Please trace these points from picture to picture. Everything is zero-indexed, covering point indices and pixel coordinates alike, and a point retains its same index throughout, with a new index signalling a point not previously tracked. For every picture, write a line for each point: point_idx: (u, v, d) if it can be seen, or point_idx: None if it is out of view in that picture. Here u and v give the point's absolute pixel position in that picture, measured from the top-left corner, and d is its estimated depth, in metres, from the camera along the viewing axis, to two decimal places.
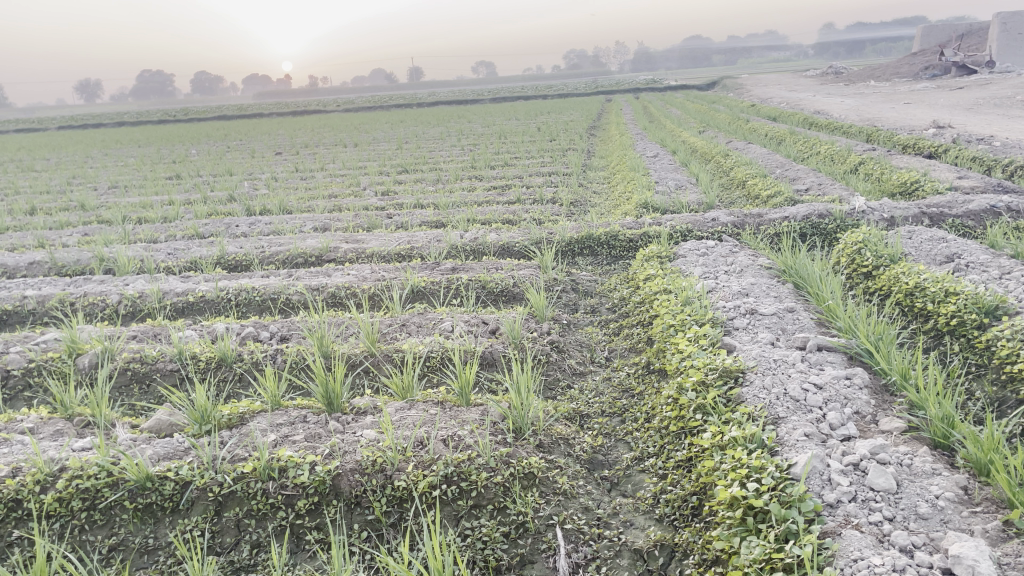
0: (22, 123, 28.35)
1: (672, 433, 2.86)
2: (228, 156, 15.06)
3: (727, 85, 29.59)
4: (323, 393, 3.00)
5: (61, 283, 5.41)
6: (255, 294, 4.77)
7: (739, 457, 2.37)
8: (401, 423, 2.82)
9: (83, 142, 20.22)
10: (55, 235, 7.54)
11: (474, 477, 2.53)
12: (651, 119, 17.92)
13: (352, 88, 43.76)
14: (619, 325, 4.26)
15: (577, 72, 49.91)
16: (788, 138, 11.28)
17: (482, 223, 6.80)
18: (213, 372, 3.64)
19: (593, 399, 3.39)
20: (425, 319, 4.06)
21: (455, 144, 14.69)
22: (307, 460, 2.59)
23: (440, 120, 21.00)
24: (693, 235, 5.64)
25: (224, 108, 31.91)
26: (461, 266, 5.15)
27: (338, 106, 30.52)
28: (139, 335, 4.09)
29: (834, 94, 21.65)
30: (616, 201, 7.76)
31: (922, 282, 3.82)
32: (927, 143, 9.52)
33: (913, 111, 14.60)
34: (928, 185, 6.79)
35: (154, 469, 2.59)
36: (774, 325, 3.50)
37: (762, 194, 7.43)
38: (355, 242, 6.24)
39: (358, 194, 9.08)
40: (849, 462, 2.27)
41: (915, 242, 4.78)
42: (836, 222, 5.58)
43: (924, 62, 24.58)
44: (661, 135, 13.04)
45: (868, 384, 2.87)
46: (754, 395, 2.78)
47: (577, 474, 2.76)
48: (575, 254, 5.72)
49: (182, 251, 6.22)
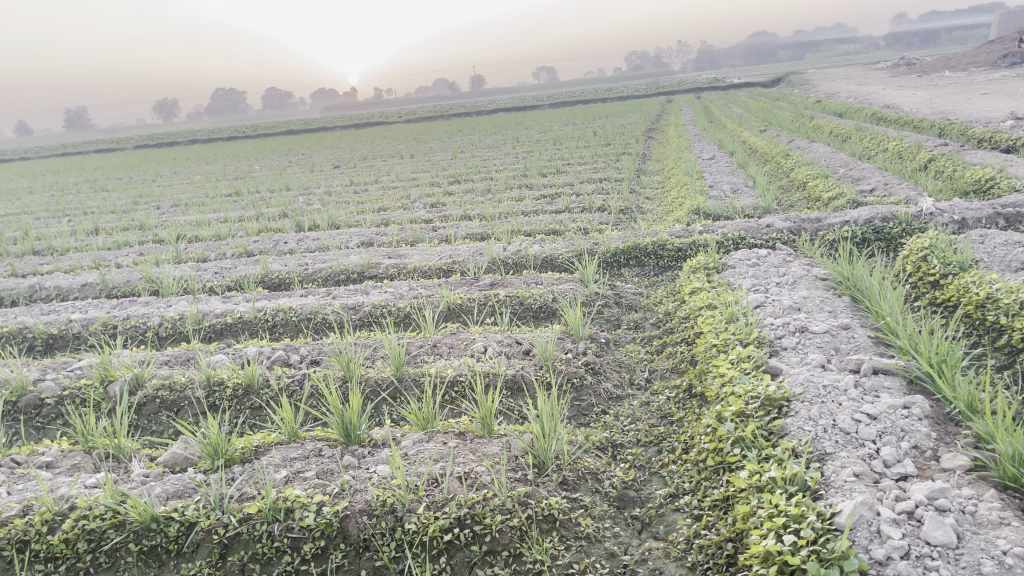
0: (101, 143, 29.42)
1: (709, 468, 2.62)
2: (288, 171, 15.22)
3: (792, 81, 28.74)
4: (340, 424, 2.87)
5: (107, 306, 5.43)
6: (291, 315, 4.68)
7: (777, 503, 2.13)
8: (416, 459, 2.67)
9: (154, 161, 20.82)
10: (111, 255, 7.67)
11: (489, 520, 2.36)
12: (711, 120, 17.43)
13: (413, 97, 44.10)
14: (663, 342, 4.02)
15: (639, 73, 49.33)
16: (854, 135, 10.77)
17: (527, 235, 6.62)
18: (240, 400, 3.55)
19: (629, 427, 3.18)
20: (457, 340, 3.91)
21: (510, 151, 14.51)
22: (315, 501, 2.44)
23: (499, 128, 20.91)
24: (746, 243, 5.35)
25: (288, 123, 32.72)
26: (500, 281, 4.99)
27: (400, 117, 30.77)
28: (171, 360, 4.04)
29: (906, 86, 20.72)
30: (668, 207, 7.51)
31: (995, 293, 3.48)
32: (1004, 136, 8.95)
33: (991, 101, 13.81)
34: (1004, 182, 6.34)
35: (160, 509, 2.49)
36: (827, 345, 3.22)
37: (822, 196, 7.07)
38: (397, 257, 6.13)
39: (407, 207, 9.01)
40: (903, 509, 2.00)
41: (987, 247, 4.40)
42: (901, 226, 5.22)
43: (1002, 50, 23.37)
44: (719, 136, 12.68)
45: (929, 414, 2.57)
46: (799, 428, 2.53)
47: (605, 515, 2.56)
48: (621, 265, 5.50)
49: (228, 270, 6.21)
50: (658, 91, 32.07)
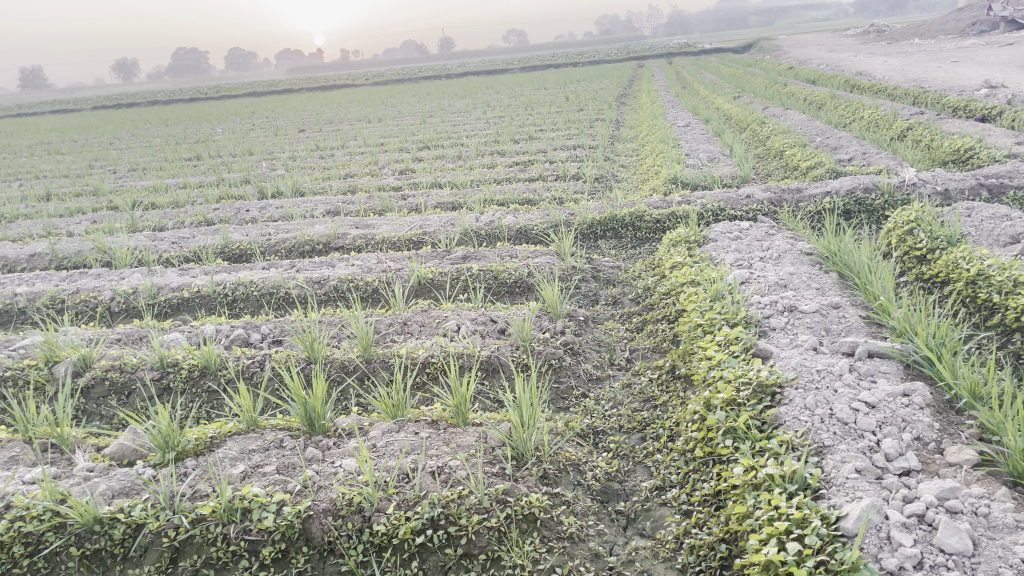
0: (56, 104, 28.39)
1: (698, 460, 2.47)
2: (251, 134, 14.77)
3: (764, 48, 28.58)
4: (303, 413, 2.67)
5: (56, 278, 5.12)
6: (252, 289, 4.43)
7: (777, 504, 1.98)
8: (385, 451, 2.48)
9: (112, 123, 20.14)
10: (62, 223, 7.31)
11: (464, 522, 2.19)
12: (684, 86, 17.22)
13: (382, 60, 43.24)
14: (643, 319, 3.86)
15: (610, 37, 48.82)
16: (829, 103, 10.62)
17: (500, 204, 6.41)
18: (195, 383, 3.33)
19: (610, 412, 3.01)
20: (428, 317, 3.71)
21: (481, 116, 14.20)
22: (274, 500, 2.24)
23: (469, 92, 20.51)
24: (726, 215, 5.20)
25: (252, 84, 31.86)
26: (472, 253, 4.78)
27: (367, 79, 30.11)
28: (122, 338, 3.79)
29: (876, 54, 20.65)
30: (644, 175, 7.34)
31: (986, 269, 3.36)
32: (979, 104, 8.89)
33: (963, 70, 13.79)
34: (984, 153, 6.26)
35: (104, 510, 2.27)
36: (817, 325, 3.08)
37: (801, 165, 6.94)
38: (364, 227, 5.89)
39: (375, 174, 8.72)
40: (912, 512, 1.85)
41: (974, 220, 4.29)
42: (884, 198, 5.10)
43: (970, 17, 23.35)
44: (693, 102, 12.49)
45: (931, 402, 2.42)
46: (794, 418, 2.37)
47: (588, 511, 2.40)
48: (597, 237, 5.32)
49: (186, 240, 5.91)
50: (630, 56, 31.72)
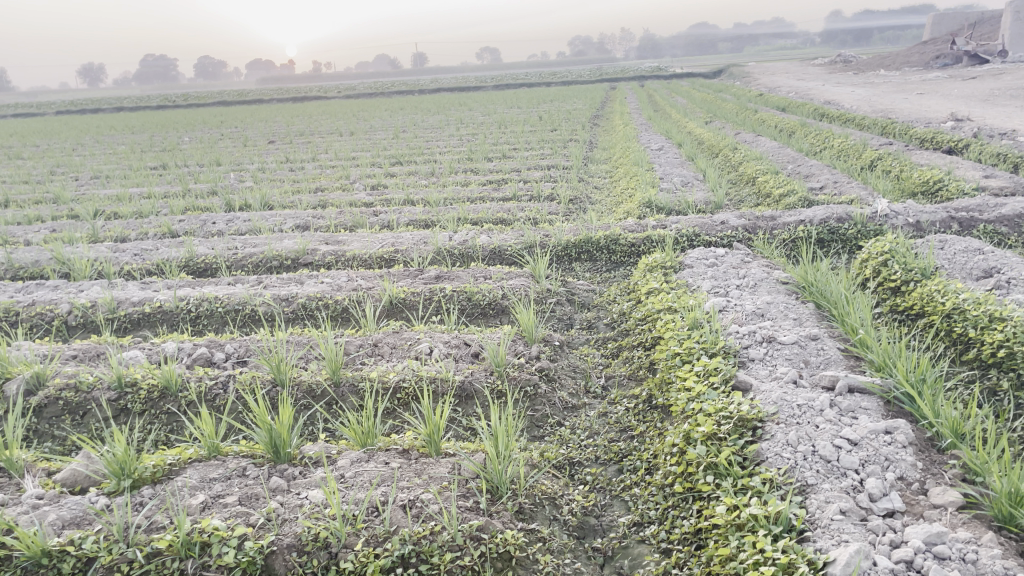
0: (20, 106, 27.77)
1: (678, 495, 2.40)
2: (220, 144, 14.56)
3: (734, 73, 28.97)
4: (268, 440, 2.55)
5: (11, 289, 4.93)
6: (217, 305, 4.30)
7: (762, 547, 1.92)
8: (355, 482, 2.37)
9: (77, 128, 19.76)
10: (20, 230, 7.08)
11: (436, 560, 2.09)
12: (656, 109, 17.34)
13: (355, 73, 43.06)
14: (619, 344, 3.80)
15: (583, 58, 49.27)
16: (800, 131, 10.75)
17: (473, 223, 6.34)
18: (155, 404, 3.20)
19: (587, 441, 2.94)
20: (400, 339, 3.61)
21: (454, 133, 14.15)
22: (235, 534, 2.13)
23: (442, 108, 20.47)
24: (700, 240, 5.19)
25: (224, 93, 31.60)
26: (445, 273, 4.70)
27: (341, 91, 29.98)
28: (78, 355, 3.63)
29: (843, 83, 21.03)
30: (618, 198, 7.31)
31: (962, 303, 3.36)
32: (946, 137, 9.02)
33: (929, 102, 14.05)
34: (953, 185, 6.34)
35: (53, 542, 2.13)
36: (796, 357, 3.05)
37: (773, 192, 6.97)
38: (335, 243, 5.77)
39: (346, 188, 8.60)
40: (899, 558, 1.80)
41: (947, 253, 4.31)
42: (857, 228, 5.12)
43: (934, 51, 23.88)
44: (666, 126, 12.57)
45: (913, 440, 2.38)
46: (777, 455, 2.32)
47: (564, 549, 2.33)
48: (572, 259, 5.26)
49: (149, 252, 5.74)
50: (603, 77, 31.98)
